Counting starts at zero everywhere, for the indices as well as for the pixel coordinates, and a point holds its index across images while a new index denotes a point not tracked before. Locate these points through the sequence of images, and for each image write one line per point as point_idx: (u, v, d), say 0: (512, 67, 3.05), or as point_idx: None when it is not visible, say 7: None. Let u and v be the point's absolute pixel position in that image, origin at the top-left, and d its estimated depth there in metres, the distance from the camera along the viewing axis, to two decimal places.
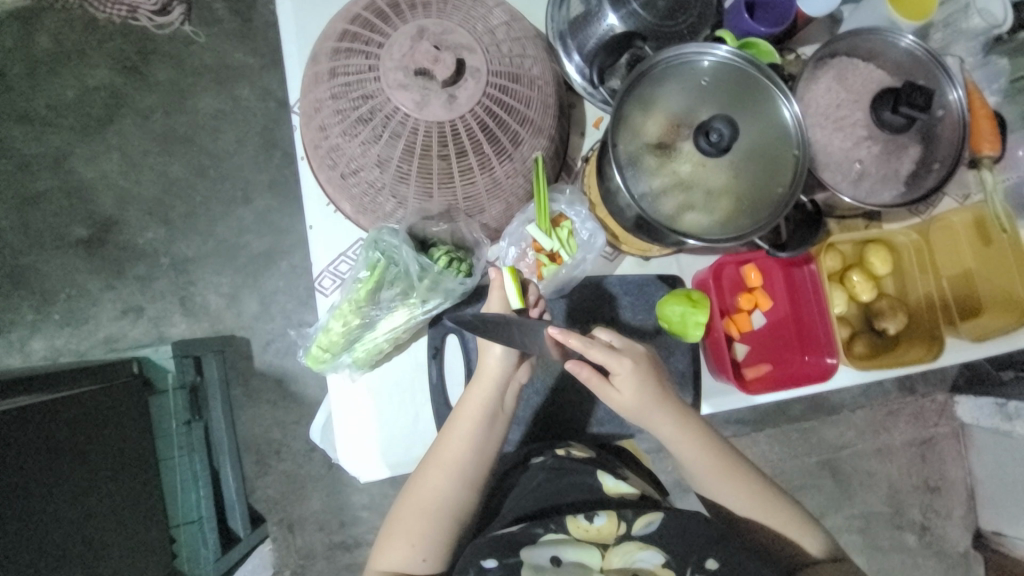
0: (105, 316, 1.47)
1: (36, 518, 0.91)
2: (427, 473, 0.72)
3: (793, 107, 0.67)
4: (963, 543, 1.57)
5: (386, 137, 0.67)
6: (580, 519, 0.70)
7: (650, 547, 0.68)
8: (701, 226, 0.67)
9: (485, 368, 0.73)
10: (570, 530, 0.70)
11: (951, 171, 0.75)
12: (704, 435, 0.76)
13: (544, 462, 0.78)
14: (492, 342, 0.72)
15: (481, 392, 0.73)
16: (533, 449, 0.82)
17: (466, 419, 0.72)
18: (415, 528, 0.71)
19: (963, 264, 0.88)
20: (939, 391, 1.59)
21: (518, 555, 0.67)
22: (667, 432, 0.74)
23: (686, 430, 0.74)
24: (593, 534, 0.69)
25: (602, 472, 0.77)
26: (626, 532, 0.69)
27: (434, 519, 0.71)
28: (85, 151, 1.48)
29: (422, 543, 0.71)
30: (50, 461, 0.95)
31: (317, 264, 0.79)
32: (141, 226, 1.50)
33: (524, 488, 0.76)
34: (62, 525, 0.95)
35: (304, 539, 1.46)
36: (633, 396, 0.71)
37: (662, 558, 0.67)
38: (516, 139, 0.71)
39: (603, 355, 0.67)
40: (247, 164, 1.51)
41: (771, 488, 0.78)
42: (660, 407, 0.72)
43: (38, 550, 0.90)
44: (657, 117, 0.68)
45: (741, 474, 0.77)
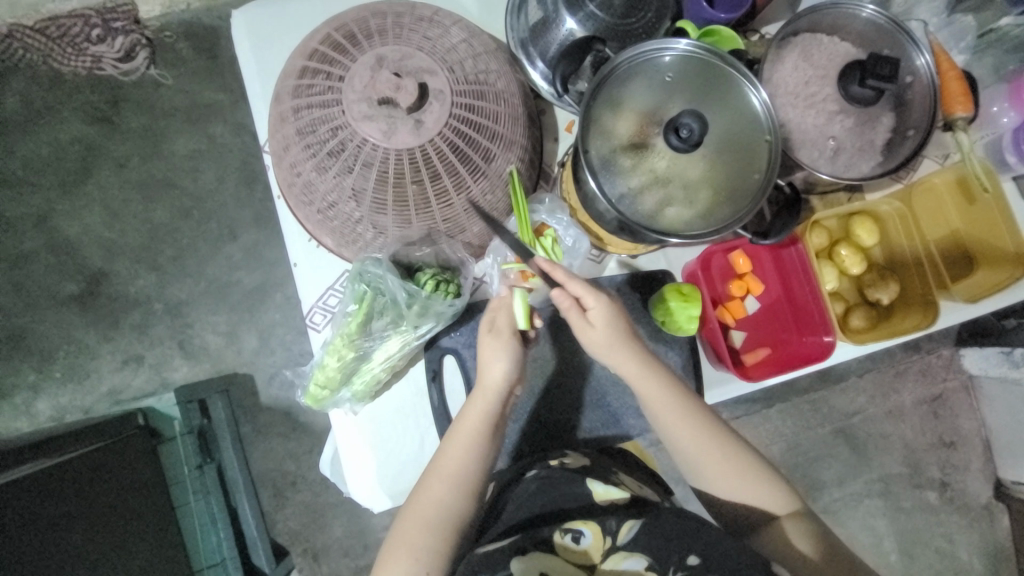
0: (106, 369, 1.47)
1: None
2: (428, 487, 0.71)
3: (760, 93, 0.66)
4: (985, 495, 1.57)
5: (358, 170, 0.67)
6: (567, 541, 0.69)
7: (633, 554, 0.66)
8: (682, 222, 0.67)
9: (487, 380, 0.71)
10: (558, 550, 0.68)
11: (927, 136, 0.75)
12: (676, 387, 0.74)
13: (537, 473, 0.77)
14: (497, 358, 0.70)
15: (482, 403, 0.71)
16: (526, 463, 0.80)
17: (470, 426, 0.71)
18: (415, 543, 0.69)
19: (950, 224, 0.89)
20: (943, 347, 1.59)
21: (507, 567, 0.65)
22: (637, 375, 0.72)
23: (658, 381, 0.72)
24: (579, 555, 0.68)
25: (591, 479, 0.75)
26: (613, 544, 0.68)
27: (433, 527, 0.69)
28: (66, 207, 1.47)
29: (423, 556, 0.68)
30: (66, 525, 0.94)
31: (306, 301, 0.79)
32: (132, 275, 1.49)
33: (516, 502, 0.75)
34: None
35: (330, 566, 1.46)
36: (607, 333, 0.70)
37: (646, 562, 0.66)
38: (488, 155, 0.70)
39: (581, 285, 0.69)
40: (230, 200, 1.51)
41: (741, 443, 0.76)
42: (630, 347, 0.71)
43: None
44: (626, 119, 0.67)
45: (713, 427, 0.75)
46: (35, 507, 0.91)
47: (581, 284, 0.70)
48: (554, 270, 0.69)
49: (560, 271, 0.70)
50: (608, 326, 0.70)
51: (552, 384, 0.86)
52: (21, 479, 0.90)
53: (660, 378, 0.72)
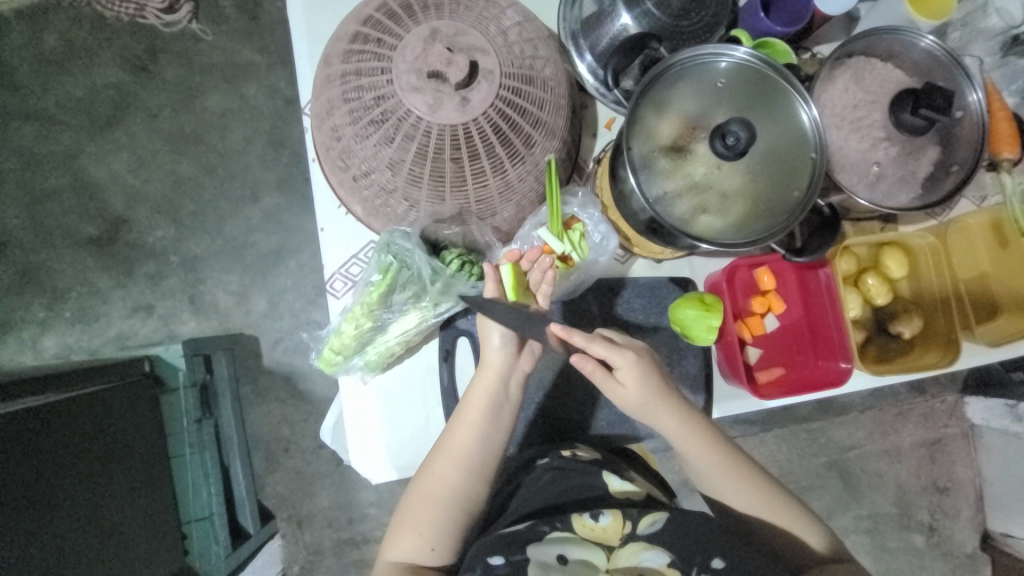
0: (116, 315, 1.48)
1: (46, 523, 0.91)
2: (435, 463, 0.72)
3: (811, 110, 0.66)
4: (972, 544, 1.56)
5: (399, 140, 0.67)
6: (586, 518, 0.69)
7: (654, 546, 0.67)
8: (714, 230, 0.66)
9: (487, 362, 0.72)
10: (576, 528, 0.69)
11: (971, 174, 0.74)
12: (705, 426, 0.75)
13: (550, 462, 0.77)
14: (493, 331, 0.71)
15: (488, 385, 0.72)
16: (538, 450, 0.81)
17: (474, 407, 0.71)
18: (423, 518, 0.71)
19: (979, 267, 0.87)
20: (949, 392, 1.57)
21: (524, 552, 0.66)
22: (673, 427, 0.73)
23: (687, 422, 0.73)
24: (599, 533, 0.68)
25: (608, 473, 0.75)
26: (632, 532, 0.68)
27: (442, 506, 0.71)
28: (95, 150, 1.49)
29: (430, 531, 0.71)
30: (60, 463, 0.95)
31: (328, 266, 0.80)
32: (151, 224, 1.50)
33: (529, 489, 0.75)
34: (71, 529, 0.95)
35: (312, 535, 1.48)
36: (638, 393, 0.71)
37: (667, 557, 0.66)
38: (529, 141, 0.70)
39: (604, 348, 0.69)
40: (255, 162, 1.52)
41: (771, 483, 0.77)
42: (666, 401, 0.72)
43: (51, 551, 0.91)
44: (671, 120, 0.67)
45: (742, 465, 0.76)
46: (31, 442, 0.91)
47: (603, 346, 0.69)
48: (573, 335, 0.68)
49: (580, 335, 0.68)
50: (637, 382, 0.70)
51: (562, 378, 0.86)
52: (19, 413, 0.91)
53: (691, 418, 0.73)
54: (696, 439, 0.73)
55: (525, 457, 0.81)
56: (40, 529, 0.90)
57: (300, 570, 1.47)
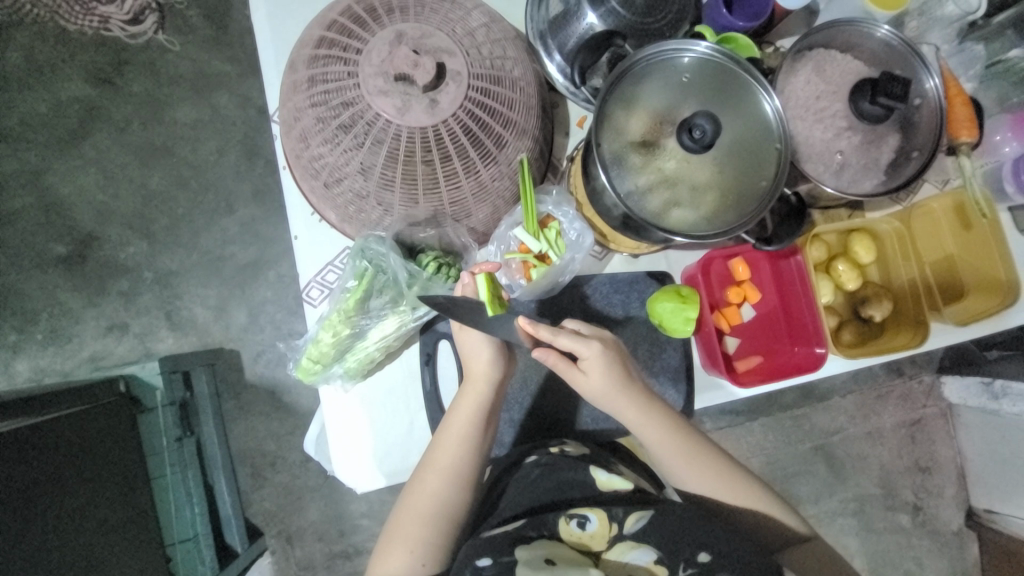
0: (89, 335, 1.44)
1: (27, 551, 0.88)
2: (421, 478, 0.71)
3: (773, 101, 0.67)
4: (955, 521, 1.59)
5: (369, 145, 0.66)
6: (571, 526, 0.69)
7: (641, 544, 0.66)
8: (686, 223, 0.67)
9: (475, 373, 0.72)
10: (563, 536, 0.69)
11: (930, 159, 0.77)
12: (675, 423, 0.75)
13: (538, 459, 0.76)
14: (478, 345, 0.72)
15: (473, 399, 0.72)
16: (525, 449, 0.79)
17: (463, 418, 0.71)
18: (414, 532, 0.69)
19: (945, 249, 0.90)
20: (926, 373, 1.62)
21: (512, 554, 0.65)
22: (642, 421, 0.74)
23: (657, 419, 0.74)
24: (584, 541, 0.68)
25: (594, 467, 0.74)
26: (618, 533, 0.68)
27: (433, 520, 0.70)
28: (61, 166, 1.44)
29: (421, 547, 0.69)
30: (40, 489, 0.92)
31: (304, 275, 0.79)
32: (123, 241, 1.47)
33: (518, 487, 0.74)
34: (55, 554, 0.92)
35: (304, 550, 1.45)
36: (602, 383, 0.71)
37: (654, 555, 0.66)
38: (500, 141, 0.70)
39: (570, 340, 0.69)
40: (229, 173, 1.49)
41: (745, 474, 0.78)
42: (628, 392, 0.73)
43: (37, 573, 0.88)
44: (639, 116, 0.68)
45: (715, 457, 0.76)
46: (13, 464, 0.89)
47: (567, 338, 0.70)
48: (539, 331, 0.67)
49: (544, 330, 0.67)
50: (605, 375, 0.71)
51: (545, 376, 0.86)
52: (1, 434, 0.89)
53: (659, 418, 0.74)
54: (668, 436, 0.74)
55: (514, 453, 0.79)
56: (22, 557, 0.87)
57: None
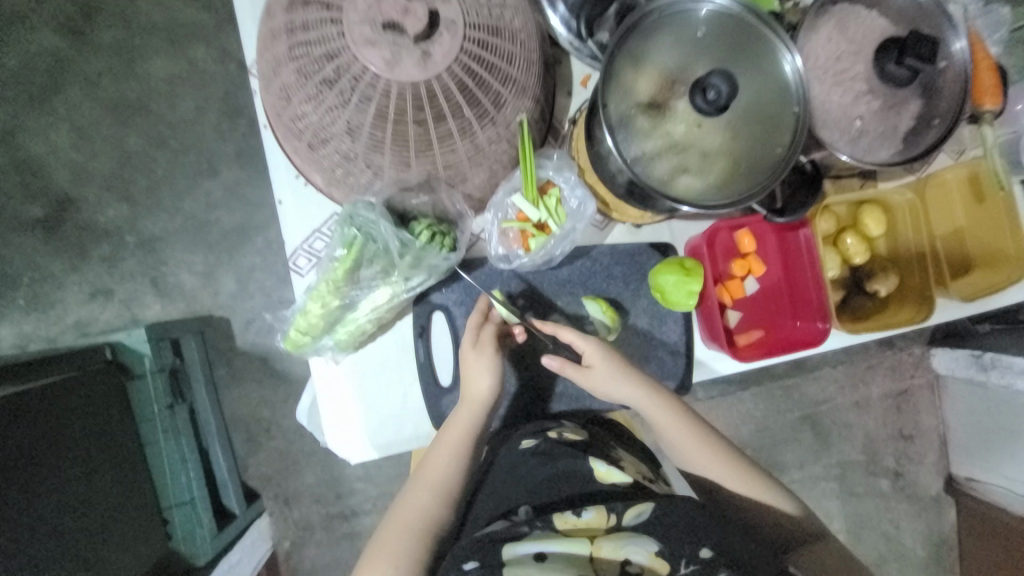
0: (73, 301, 1.40)
1: (27, 515, 0.89)
2: (413, 491, 0.72)
3: (794, 60, 0.62)
4: (933, 487, 1.64)
5: (355, 102, 0.61)
6: (567, 514, 0.67)
7: (641, 537, 0.63)
8: (694, 192, 0.63)
9: (472, 390, 0.73)
10: (558, 526, 0.66)
11: (951, 128, 0.73)
12: (679, 406, 0.76)
13: (536, 445, 0.75)
14: (484, 372, 0.72)
15: (468, 415, 0.72)
16: (521, 433, 0.79)
17: (458, 432, 0.72)
18: (397, 543, 0.68)
19: (955, 222, 0.88)
20: (917, 345, 1.64)
21: (499, 554, 0.63)
22: (649, 405, 0.74)
23: (664, 403, 0.75)
24: (581, 529, 0.65)
25: (593, 458, 0.73)
26: (616, 524, 0.65)
27: (418, 534, 0.69)
28: (31, 123, 1.36)
29: (403, 562, 0.67)
30: (36, 456, 0.92)
31: (290, 243, 0.74)
32: (102, 203, 1.40)
33: (514, 474, 0.74)
34: (48, 521, 0.92)
35: (301, 511, 1.47)
36: (606, 370, 0.73)
37: (655, 547, 0.63)
38: (498, 100, 0.65)
39: (571, 335, 0.73)
40: (210, 132, 1.41)
41: (740, 456, 0.79)
42: (632, 376, 0.74)
43: (32, 538, 0.88)
44: (649, 74, 0.63)
45: (713, 440, 0.77)
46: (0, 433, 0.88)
47: (570, 331, 0.74)
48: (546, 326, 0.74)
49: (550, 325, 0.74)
50: (608, 365, 0.73)
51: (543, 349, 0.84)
52: None
53: (666, 400, 0.75)
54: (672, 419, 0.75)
55: (510, 438, 0.78)
56: (20, 522, 0.87)
57: (290, 545, 1.47)
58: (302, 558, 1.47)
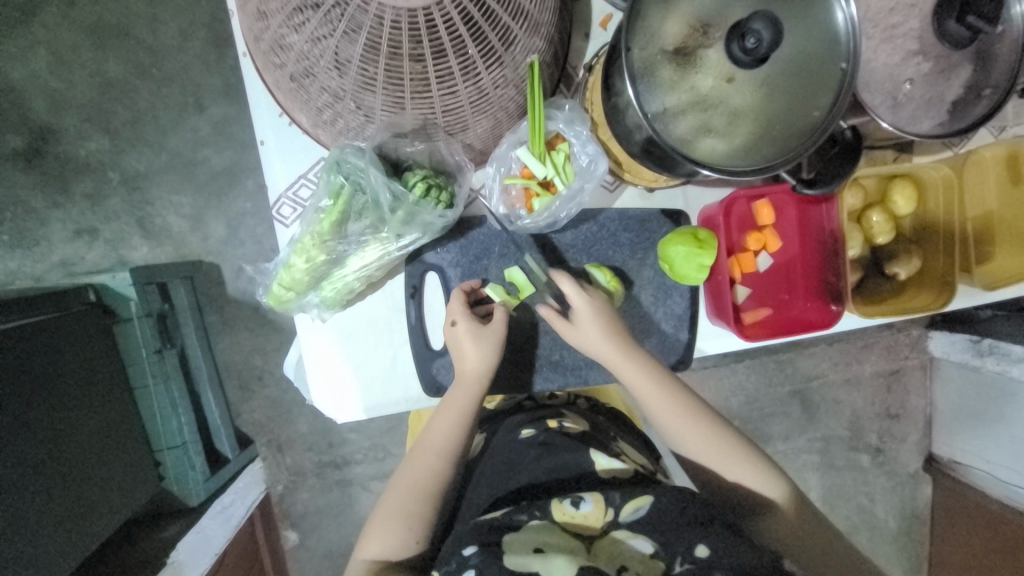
0: (57, 238, 1.34)
1: (13, 456, 0.87)
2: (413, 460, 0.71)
3: (848, 6, 0.54)
4: (914, 464, 1.67)
5: (343, 28, 0.53)
6: (565, 506, 0.64)
7: (638, 535, 0.61)
8: (718, 156, 0.57)
9: (467, 369, 0.70)
10: (554, 515, 0.63)
11: (1003, 99, 0.66)
12: (669, 383, 0.73)
13: (534, 437, 0.73)
14: (462, 339, 0.70)
15: (465, 394, 0.71)
16: (522, 421, 0.77)
17: (452, 410, 0.71)
18: (394, 515, 0.68)
19: (986, 205, 0.82)
20: (915, 327, 1.63)
21: (501, 538, 0.61)
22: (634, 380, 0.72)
23: (645, 376, 0.72)
24: (578, 521, 0.63)
25: (595, 451, 0.70)
26: (614, 520, 0.63)
27: (411, 505, 0.69)
28: (7, 46, 1.28)
29: (399, 528, 0.68)
30: (24, 393, 0.91)
31: (274, 189, 0.68)
32: (82, 135, 1.32)
33: (511, 464, 0.71)
34: (41, 458, 0.91)
35: (293, 458, 1.47)
36: (591, 329, 0.70)
37: (650, 547, 0.60)
38: (508, 36, 0.57)
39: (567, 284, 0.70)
40: (196, 63, 1.32)
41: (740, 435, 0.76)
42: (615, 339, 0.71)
43: (26, 474, 0.88)
44: (679, 15, 0.55)
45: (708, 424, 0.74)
46: None
47: (568, 284, 0.71)
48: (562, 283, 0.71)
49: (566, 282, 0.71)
50: (589, 319, 0.70)
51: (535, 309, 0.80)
52: None
53: (648, 376, 0.72)
54: (659, 400, 0.72)
55: (510, 425, 0.77)
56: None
57: (283, 489, 1.48)
58: (295, 502, 1.48)
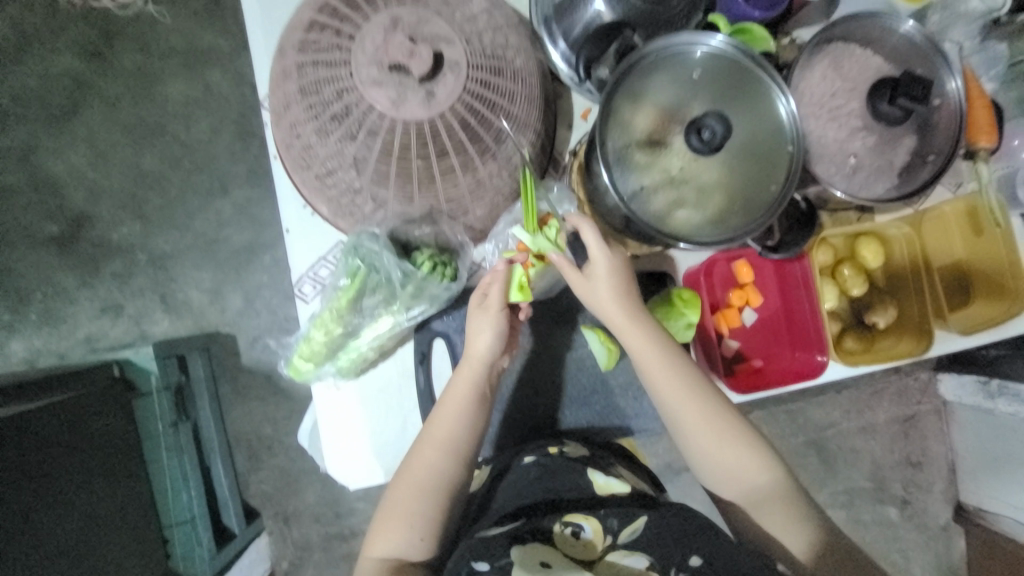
0: (84, 316, 1.42)
1: (41, 532, 0.89)
2: (418, 452, 0.71)
3: (788, 101, 0.64)
4: (943, 515, 1.60)
5: (363, 137, 0.63)
6: (566, 534, 0.67)
7: (634, 552, 0.64)
8: (691, 225, 0.64)
9: (471, 350, 0.71)
10: (558, 543, 0.66)
11: (947, 163, 0.74)
12: (702, 392, 0.72)
13: (536, 459, 0.77)
14: (485, 328, 0.71)
15: (470, 376, 0.71)
16: (526, 448, 0.81)
17: (457, 398, 0.71)
18: (405, 509, 0.70)
19: (954, 253, 0.88)
20: (923, 370, 1.62)
21: (509, 555, 0.62)
22: (665, 385, 0.71)
23: (678, 380, 0.71)
24: (580, 548, 0.66)
25: (591, 470, 0.75)
26: (612, 543, 0.66)
27: (423, 498, 0.70)
28: (53, 144, 1.42)
29: (416, 523, 0.70)
30: (56, 469, 0.94)
31: (296, 270, 0.76)
32: (116, 222, 1.44)
33: (515, 487, 0.75)
34: (67, 533, 0.93)
35: (301, 530, 1.45)
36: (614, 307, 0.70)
37: (647, 561, 0.63)
38: (500, 136, 0.67)
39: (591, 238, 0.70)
40: (223, 153, 1.46)
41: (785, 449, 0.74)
42: (644, 330, 0.70)
43: (53, 550, 0.90)
44: (645, 112, 0.65)
45: (743, 444, 0.72)
46: (25, 447, 0.90)
47: (591, 234, 0.70)
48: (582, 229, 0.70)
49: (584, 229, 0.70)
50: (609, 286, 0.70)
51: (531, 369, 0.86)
52: (14, 420, 0.89)
53: (692, 390, 0.71)
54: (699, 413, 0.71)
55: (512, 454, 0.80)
56: (6, 550, 0.84)
57: (288, 565, 1.45)
58: None
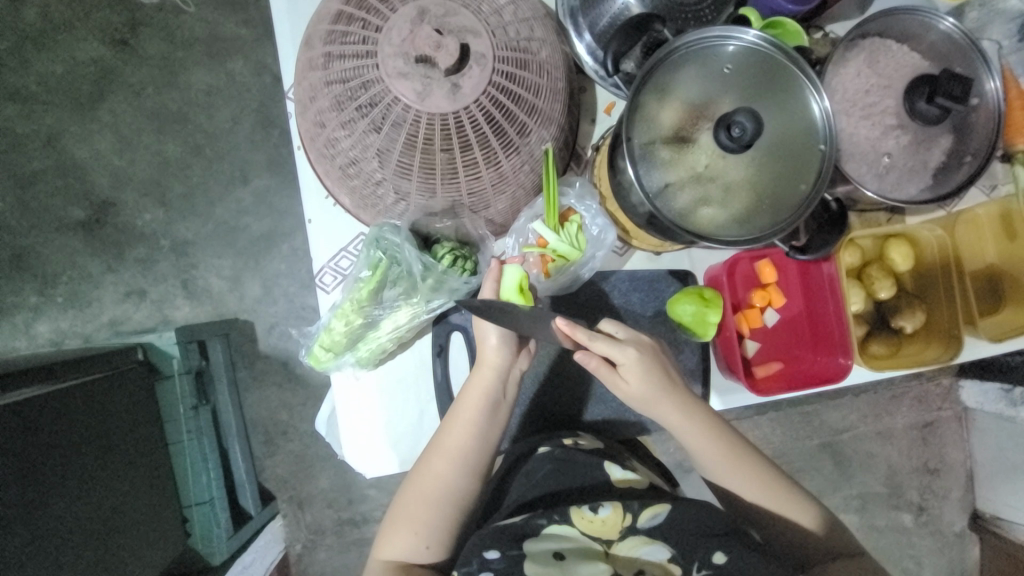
0: (108, 300, 1.46)
1: (66, 507, 0.91)
2: (430, 459, 0.73)
3: (822, 99, 0.62)
4: (959, 523, 1.57)
5: (387, 129, 0.63)
6: (584, 511, 0.68)
7: (654, 541, 0.67)
8: (716, 224, 0.63)
9: (483, 358, 0.73)
10: (575, 521, 0.68)
11: (983, 165, 0.72)
12: (717, 427, 0.75)
13: (551, 451, 0.77)
14: (488, 332, 0.72)
15: (481, 384, 0.73)
16: (539, 438, 0.81)
17: (468, 406, 0.72)
18: (418, 516, 0.72)
19: (986, 258, 0.86)
20: (945, 375, 1.57)
21: (520, 548, 0.66)
22: (685, 431, 0.74)
23: (696, 423, 0.74)
24: (596, 527, 0.67)
25: (609, 463, 0.76)
26: (632, 526, 0.68)
27: (435, 505, 0.72)
28: (78, 131, 1.45)
29: (425, 530, 0.72)
30: (82, 446, 0.97)
31: (318, 260, 0.77)
32: (139, 208, 1.47)
33: (529, 477, 0.76)
34: (91, 509, 0.96)
35: (313, 515, 1.48)
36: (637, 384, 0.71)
37: (667, 553, 0.66)
38: (524, 130, 0.66)
39: (606, 347, 0.68)
40: (244, 142, 1.48)
41: (786, 479, 0.78)
42: (664, 394, 0.72)
43: (76, 525, 0.93)
44: (674, 108, 0.64)
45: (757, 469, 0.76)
46: (50, 425, 0.92)
47: (603, 345, 0.69)
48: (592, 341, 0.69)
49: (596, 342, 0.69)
50: (631, 369, 0.70)
51: (548, 365, 0.85)
52: (38, 399, 0.91)
53: (707, 431, 0.74)
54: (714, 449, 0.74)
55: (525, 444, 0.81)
56: (33, 523, 0.86)
57: (301, 549, 1.48)
58: (312, 562, 1.47)
